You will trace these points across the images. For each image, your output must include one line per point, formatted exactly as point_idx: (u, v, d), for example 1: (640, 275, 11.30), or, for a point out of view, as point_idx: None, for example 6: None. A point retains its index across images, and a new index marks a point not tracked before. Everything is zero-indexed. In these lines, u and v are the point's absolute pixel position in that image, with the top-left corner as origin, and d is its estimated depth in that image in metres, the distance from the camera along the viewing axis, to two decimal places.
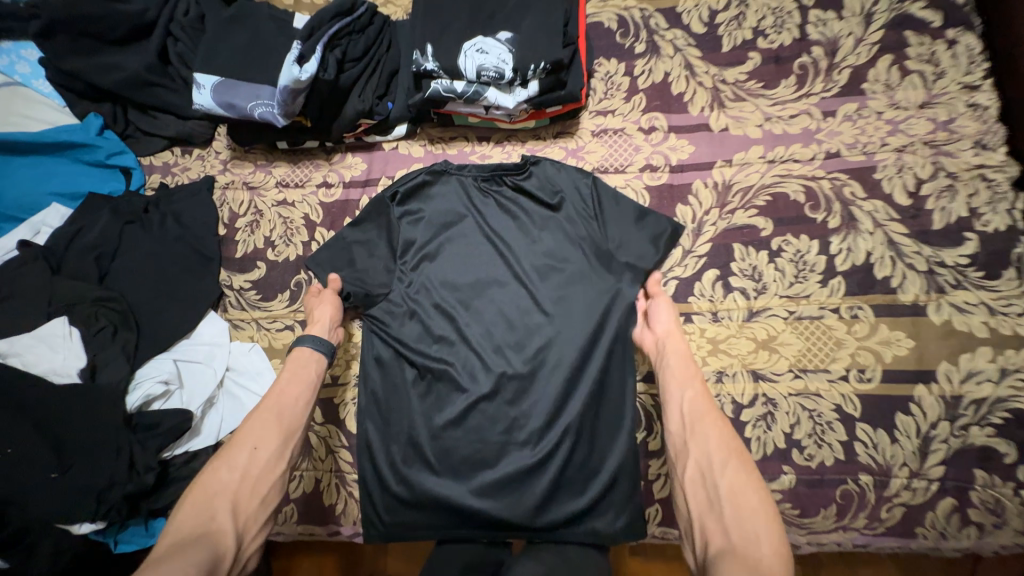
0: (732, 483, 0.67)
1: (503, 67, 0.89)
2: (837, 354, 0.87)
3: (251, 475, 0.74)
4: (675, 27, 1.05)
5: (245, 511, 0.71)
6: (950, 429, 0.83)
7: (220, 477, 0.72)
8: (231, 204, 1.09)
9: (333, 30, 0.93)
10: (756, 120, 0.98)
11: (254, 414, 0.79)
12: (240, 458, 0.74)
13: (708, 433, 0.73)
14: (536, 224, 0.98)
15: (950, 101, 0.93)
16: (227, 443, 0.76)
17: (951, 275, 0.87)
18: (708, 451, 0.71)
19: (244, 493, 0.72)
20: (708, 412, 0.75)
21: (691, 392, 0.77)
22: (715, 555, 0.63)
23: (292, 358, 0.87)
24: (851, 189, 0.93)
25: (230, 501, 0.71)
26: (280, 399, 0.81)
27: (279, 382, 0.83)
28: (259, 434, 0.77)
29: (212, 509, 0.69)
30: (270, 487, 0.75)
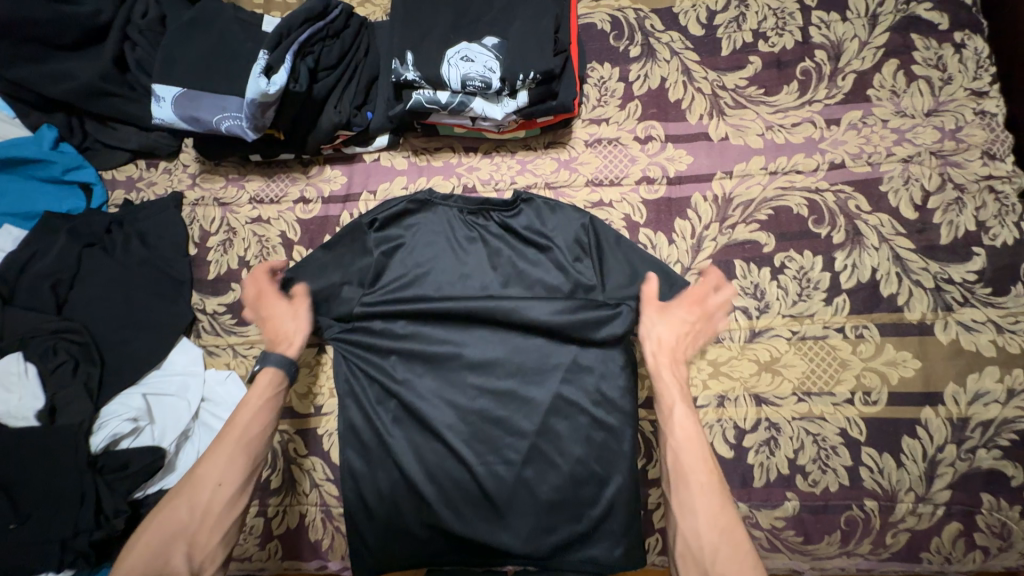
0: (727, 565, 0.66)
1: (490, 77, 0.83)
2: (841, 376, 0.84)
3: (211, 514, 0.73)
4: (671, 29, 0.99)
5: (203, 550, 0.72)
6: (957, 452, 0.80)
7: (180, 516, 0.73)
8: (202, 221, 1.02)
9: (303, 37, 0.86)
10: (756, 129, 0.94)
11: (216, 447, 0.77)
12: (200, 496, 0.74)
13: (702, 508, 0.70)
14: (527, 262, 0.93)
15: (958, 109, 0.89)
16: (188, 477, 0.76)
17: (958, 292, 0.84)
18: (700, 529, 0.69)
19: (202, 534, 0.72)
20: (701, 483, 0.71)
21: (687, 456, 0.73)
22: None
23: (264, 380, 0.83)
24: (856, 203, 0.89)
25: (187, 541, 0.72)
26: (243, 433, 0.78)
27: (242, 411, 0.79)
28: (219, 472, 0.75)
29: (170, 549, 0.71)
30: (230, 525, 0.74)
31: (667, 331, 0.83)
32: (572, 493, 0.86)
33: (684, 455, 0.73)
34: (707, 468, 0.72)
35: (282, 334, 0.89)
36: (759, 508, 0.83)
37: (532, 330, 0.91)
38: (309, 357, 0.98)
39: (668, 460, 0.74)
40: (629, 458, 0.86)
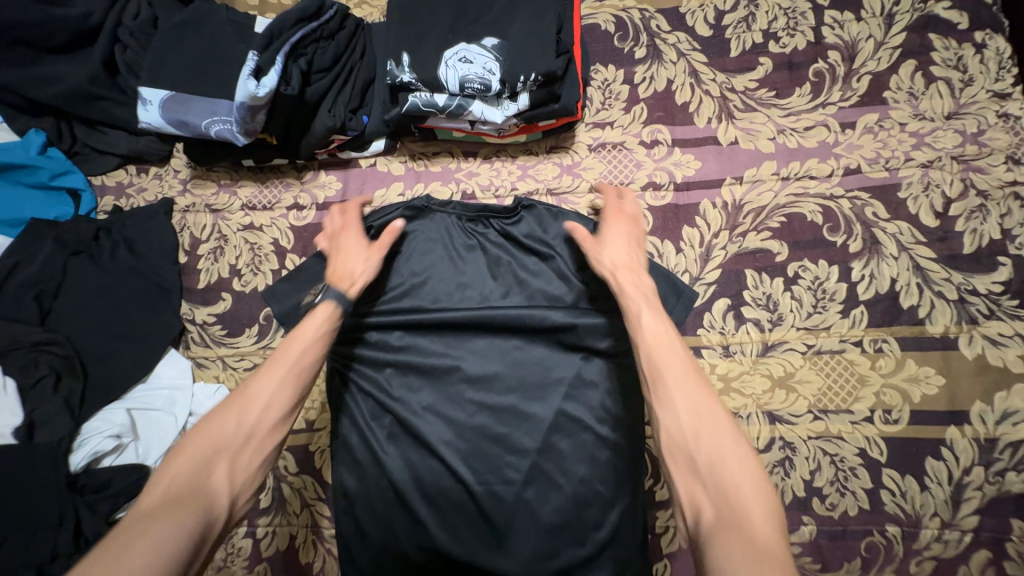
0: (714, 452, 0.55)
1: (489, 79, 0.79)
2: (860, 393, 0.80)
3: (257, 437, 0.62)
4: (678, 29, 0.96)
5: (243, 474, 0.60)
6: (985, 475, 0.76)
7: (220, 434, 0.61)
8: (192, 228, 0.99)
9: (296, 38, 0.83)
10: (767, 133, 0.90)
11: (266, 367, 0.66)
12: (248, 414, 0.62)
13: (682, 401, 0.58)
14: (529, 270, 0.90)
15: (980, 111, 0.85)
16: (234, 395, 0.64)
17: (983, 305, 0.80)
18: (681, 422, 0.57)
19: (244, 456, 0.60)
20: (678, 375, 0.60)
21: (659, 351, 0.62)
22: (707, 537, 0.51)
23: (324, 316, 0.70)
24: (873, 210, 0.85)
25: (228, 461, 0.59)
26: (299, 354, 0.67)
27: (299, 333, 0.69)
28: (271, 392, 0.64)
29: (207, 468, 0.58)
30: (274, 452, 0.63)
31: (619, 248, 0.75)
32: (576, 516, 0.81)
33: (658, 351, 0.62)
34: (683, 359, 0.61)
35: (350, 269, 0.77)
36: None
37: (534, 343, 0.87)
38: None
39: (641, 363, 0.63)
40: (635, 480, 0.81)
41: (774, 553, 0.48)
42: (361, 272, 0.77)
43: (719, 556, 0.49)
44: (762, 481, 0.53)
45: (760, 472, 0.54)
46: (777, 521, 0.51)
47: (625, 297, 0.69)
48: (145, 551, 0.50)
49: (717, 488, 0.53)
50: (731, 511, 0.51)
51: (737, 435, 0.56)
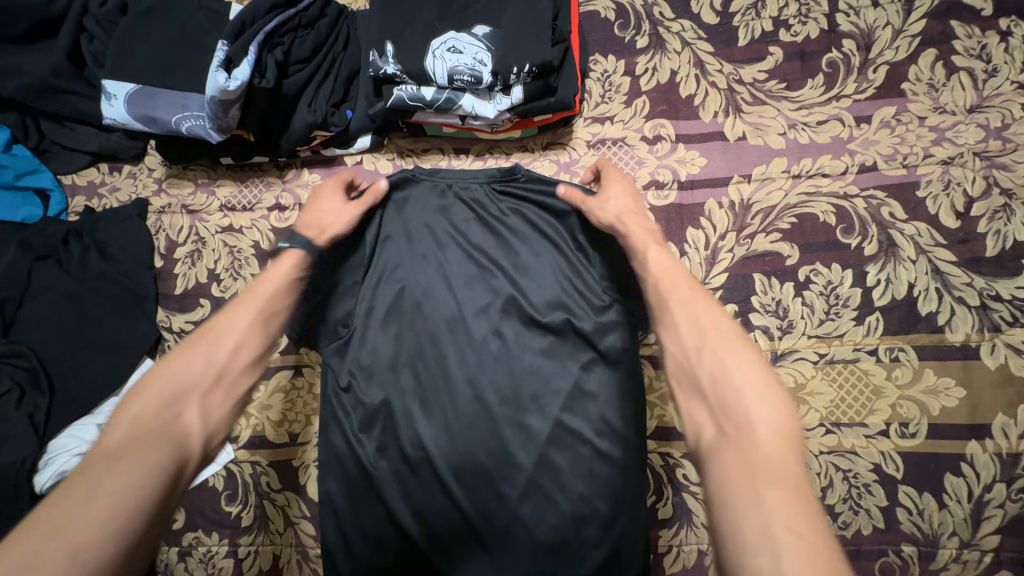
0: (714, 362, 0.49)
1: (480, 70, 0.73)
2: (875, 405, 0.75)
3: (229, 378, 0.55)
4: (682, 17, 0.90)
5: (219, 412, 0.54)
6: (1007, 493, 0.72)
7: (186, 371, 0.53)
8: (169, 230, 0.94)
9: (270, 26, 0.77)
10: (778, 127, 0.84)
11: (235, 306, 0.60)
12: (218, 353, 0.56)
13: (683, 318, 0.53)
14: (521, 267, 0.85)
15: (1004, 104, 0.80)
16: (198, 335, 0.57)
17: (1007, 312, 0.75)
18: (683, 340, 0.52)
19: (215, 396, 0.54)
20: (681, 293, 0.56)
21: (661, 275, 0.60)
22: (708, 452, 0.45)
23: (290, 265, 0.66)
24: (889, 210, 0.80)
25: (197, 402, 0.52)
26: (269, 296, 0.62)
27: (269, 274, 0.65)
28: (240, 333, 0.58)
29: (173, 407, 0.51)
30: (246, 395, 0.57)
31: (621, 199, 0.76)
32: (576, 536, 0.76)
33: (660, 277, 0.59)
34: (688, 282, 0.58)
35: (319, 219, 0.79)
36: None
37: (530, 353, 0.82)
38: (284, 382, 0.89)
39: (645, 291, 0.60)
40: (637, 497, 0.77)
41: (779, 469, 0.41)
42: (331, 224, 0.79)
43: (716, 472, 0.43)
44: (775, 392, 0.46)
45: (776, 384, 0.46)
46: (788, 438, 0.43)
47: (632, 237, 0.68)
48: (115, 490, 0.43)
49: (718, 400, 0.47)
50: (734, 424, 0.45)
51: (744, 343, 0.49)
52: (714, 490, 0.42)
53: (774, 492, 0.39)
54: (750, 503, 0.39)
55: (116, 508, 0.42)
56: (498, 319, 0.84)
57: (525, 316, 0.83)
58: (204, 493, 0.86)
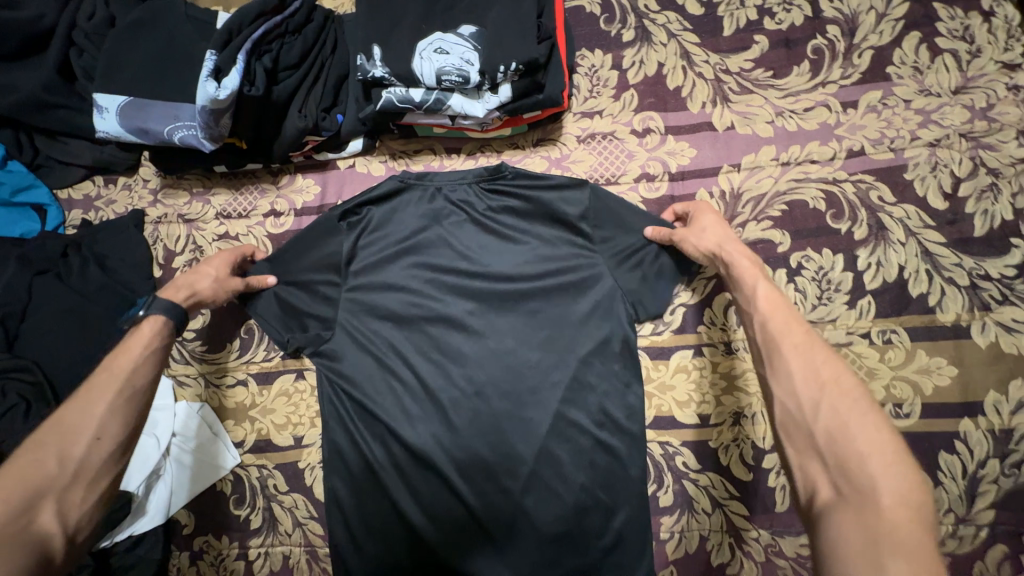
0: (834, 421, 0.51)
1: (467, 70, 0.74)
2: (869, 387, 0.76)
3: (90, 470, 0.58)
4: (667, 9, 0.90)
5: (79, 509, 0.56)
6: (1000, 468, 0.73)
7: (39, 471, 0.55)
8: (166, 240, 0.94)
9: (258, 34, 0.78)
10: (765, 116, 0.85)
11: (88, 394, 0.62)
12: (74, 449, 0.58)
13: (800, 370, 0.56)
14: (515, 266, 0.86)
15: (989, 84, 0.81)
16: (48, 431, 0.59)
17: (996, 290, 0.76)
18: (800, 393, 0.55)
19: (75, 492, 0.56)
20: (795, 343, 0.58)
21: (775, 319, 0.61)
22: (825, 510, 0.48)
23: (150, 333, 0.69)
24: (878, 193, 0.80)
25: (56, 499, 0.55)
26: (127, 377, 0.64)
27: (128, 352, 0.66)
28: (100, 422, 0.60)
29: (27, 509, 0.53)
30: (112, 482, 0.60)
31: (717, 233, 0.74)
32: (581, 525, 0.78)
33: (771, 319, 0.61)
34: (805, 330, 0.59)
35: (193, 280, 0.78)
36: (783, 535, 0.77)
37: (527, 348, 0.84)
38: (286, 386, 0.90)
39: (754, 332, 0.62)
40: (638, 486, 0.79)
41: (905, 538, 0.43)
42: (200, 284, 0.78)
43: (833, 533, 0.46)
44: (900, 461, 0.47)
45: (899, 452, 0.48)
46: (914, 507, 0.45)
47: (738, 271, 0.68)
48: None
49: (835, 462, 0.49)
50: (854, 487, 0.47)
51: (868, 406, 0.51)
52: (828, 546, 0.46)
53: (897, 561, 0.42)
54: (868, 569, 0.42)
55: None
56: (495, 316, 0.85)
57: (521, 312, 0.85)
58: (213, 498, 0.87)
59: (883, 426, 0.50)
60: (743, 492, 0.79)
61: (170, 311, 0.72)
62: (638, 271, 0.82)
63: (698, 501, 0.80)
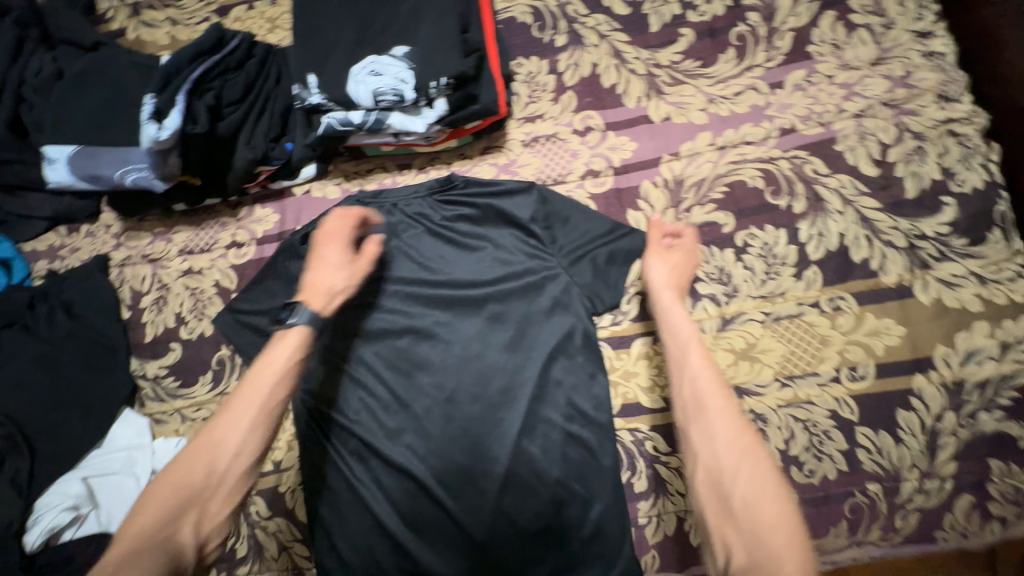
0: (751, 492, 0.53)
1: (402, 88, 0.76)
2: (824, 353, 0.78)
3: (224, 488, 0.60)
4: (596, 11, 0.94)
5: (212, 523, 0.59)
6: (958, 420, 0.75)
7: (188, 481, 0.59)
8: (132, 281, 0.96)
9: (197, 74, 0.81)
10: (698, 104, 0.89)
11: (236, 405, 0.62)
12: (218, 464, 0.59)
13: (724, 438, 0.57)
14: (474, 271, 0.88)
15: (903, 54, 0.85)
16: (200, 440, 0.60)
17: (934, 248, 0.79)
18: (725, 462, 0.56)
19: (212, 507, 0.59)
20: (719, 401, 0.60)
21: (702, 375, 0.62)
22: None
23: (296, 344, 0.67)
24: (812, 166, 0.83)
25: (196, 514, 0.58)
26: (268, 397, 0.63)
27: (270, 363, 0.65)
28: (238, 440, 0.61)
29: (172, 521, 0.57)
30: (244, 498, 0.61)
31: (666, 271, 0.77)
32: (562, 519, 0.79)
33: (699, 375, 0.62)
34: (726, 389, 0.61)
35: (326, 282, 0.74)
36: None
37: (492, 350, 0.85)
38: None
39: (681, 385, 0.63)
40: (611, 474, 0.79)
41: None
42: (342, 288, 0.75)
43: None
44: (801, 533, 0.51)
45: (802, 528, 0.51)
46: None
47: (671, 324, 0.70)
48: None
49: (751, 532, 0.52)
50: (765, 562, 0.49)
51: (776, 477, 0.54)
52: None
53: None
54: None
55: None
56: (459, 322, 0.87)
57: (483, 314, 0.87)
58: None
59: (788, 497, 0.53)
60: None
61: (315, 321, 0.69)
62: (593, 262, 0.84)
63: (672, 484, 0.81)
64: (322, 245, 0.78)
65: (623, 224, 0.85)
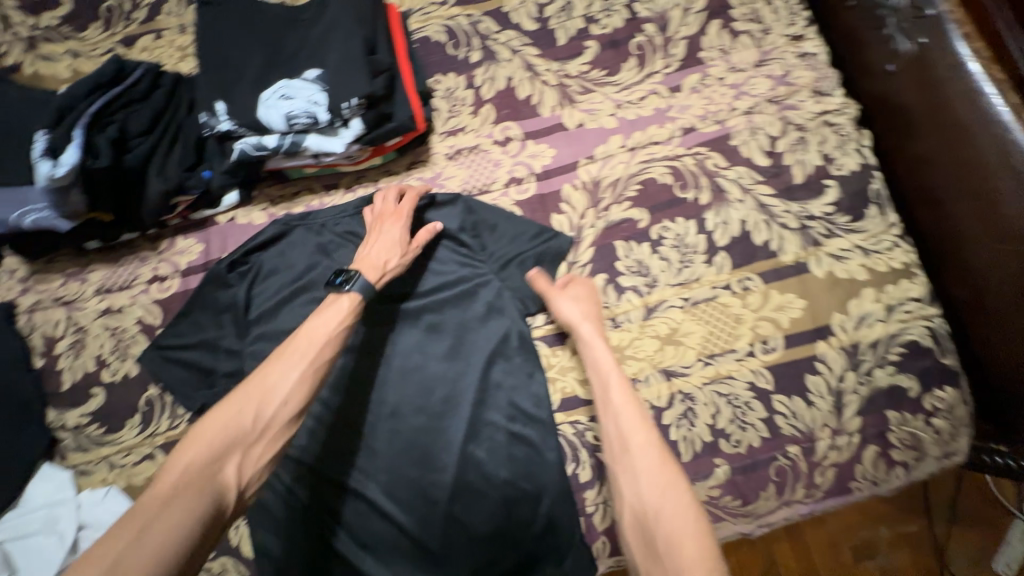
0: (670, 527, 0.61)
1: (315, 110, 0.77)
2: (739, 331, 0.85)
3: (272, 430, 0.64)
4: (506, 28, 0.99)
5: (254, 467, 0.62)
6: (857, 378, 0.83)
7: (238, 422, 0.63)
8: (44, 327, 0.90)
9: (95, 108, 0.79)
10: (607, 109, 0.95)
11: (285, 359, 0.69)
12: (267, 407, 0.65)
13: (642, 469, 0.67)
14: (410, 283, 0.89)
15: (781, 56, 0.95)
16: (250, 387, 0.66)
17: (822, 226, 0.87)
18: (643, 494, 0.65)
19: (257, 449, 0.63)
20: (640, 443, 0.69)
21: (626, 421, 0.71)
22: None
23: (347, 309, 0.76)
24: (713, 161, 0.91)
25: (242, 452, 0.61)
26: (316, 352, 0.71)
27: (319, 326, 0.73)
28: (288, 387, 0.67)
29: (221, 456, 0.60)
30: (283, 447, 0.66)
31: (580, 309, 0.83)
32: (514, 519, 0.80)
33: (624, 421, 0.71)
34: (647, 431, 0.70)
35: (378, 258, 0.82)
36: (694, 482, 0.81)
37: (432, 359, 0.86)
38: None
39: (610, 431, 0.72)
40: (556, 469, 0.81)
41: None
42: (391, 265, 0.82)
43: None
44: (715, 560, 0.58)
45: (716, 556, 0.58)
46: None
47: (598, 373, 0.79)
48: (163, 535, 0.51)
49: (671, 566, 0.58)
50: None
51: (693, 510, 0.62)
52: None
53: None
54: None
55: (162, 549, 0.51)
56: (398, 334, 0.88)
57: (421, 326, 0.88)
58: None
59: (704, 530, 0.60)
60: None
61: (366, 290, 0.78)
62: (523, 265, 0.88)
63: None
64: (375, 225, 0.86)
65: (548, 228, 0.89)
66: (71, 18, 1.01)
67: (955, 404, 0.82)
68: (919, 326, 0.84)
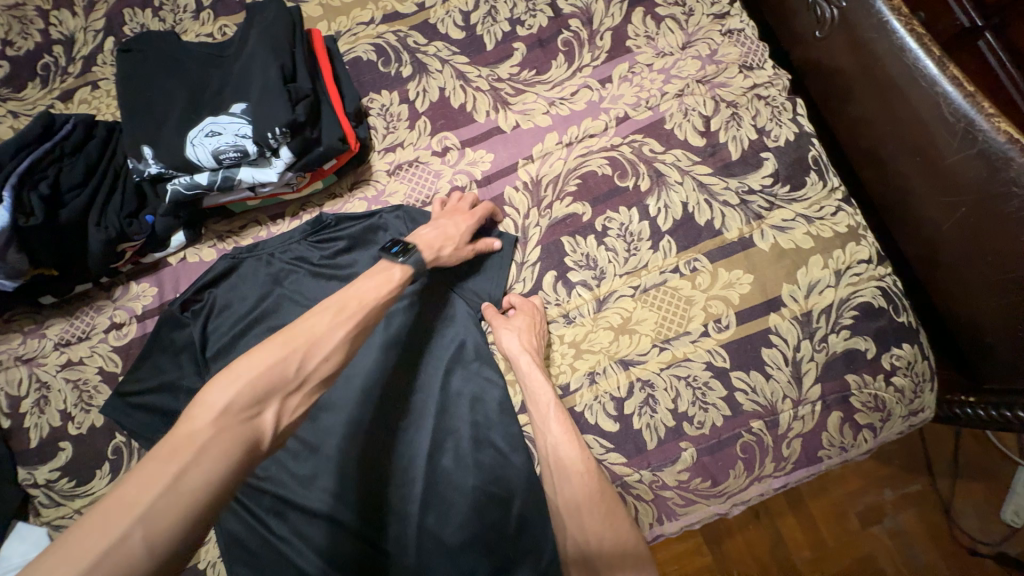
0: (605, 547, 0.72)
1: (243, 143, 0.78)
2: (691, 312, 0.85)
3: (310, 384, 0.63)
4: (434, 40, 0.99)
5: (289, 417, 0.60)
6: (813, 347, 0.83)
7: (276, 370, 0.59)
8: (6, 386, 0.91)
9: (24, 166, 0.80)
10: (541, 108, 0.95)
11: (324, 310, 0.67)
12: (308, 361, 0.63)
13: (579, 497, 0.73)
14: None
15: (707, 35, 0.95)
16: (296, 332, 0.63)
17: (762, 200, 0.88)
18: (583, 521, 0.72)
19: (294, 398, 0.61)
20: (579, 475, 0.74)
21: (564, 453, 0.76)
22: None
23: (399, 279, 0.74)
24: (649, 147, 0.91)
25: (279, 402, 0.59)
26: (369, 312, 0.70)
27: (370, 288, 0.72)
28: (335, 343, 0.65)
29: (257, 403, 0.57)
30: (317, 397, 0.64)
31: (522, 337, 0.82)
32: (486, 525, 0.79)
33: (563, 453, 0.76)
34: (584, 460, 0.76)
35: (442, 241, 0.81)
36: (661, 468, 0.81)
37: (390, 375, 0.86)
38: None
39: (551, 460, 0.77)
40: (524, 471, 0.81)
41: None
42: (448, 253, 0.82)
43: None
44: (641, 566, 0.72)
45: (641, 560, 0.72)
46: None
47: (538, 403, 0.80)
48: (202, 483, 0.49)
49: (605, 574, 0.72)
50: None
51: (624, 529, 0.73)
52: None
53: None
54: None
55: (199, 497, 0.49)
56: None
57: (373, 343, 0.86)
58: None
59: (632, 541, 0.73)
60: (615, 442, 0.82)
61: (420, 266, 0.77)
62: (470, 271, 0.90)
63: None
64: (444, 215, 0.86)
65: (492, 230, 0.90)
66: (6, 78, 1.02)
67: (914, 360, 0.82)
68: (869, 288, 0.84)
